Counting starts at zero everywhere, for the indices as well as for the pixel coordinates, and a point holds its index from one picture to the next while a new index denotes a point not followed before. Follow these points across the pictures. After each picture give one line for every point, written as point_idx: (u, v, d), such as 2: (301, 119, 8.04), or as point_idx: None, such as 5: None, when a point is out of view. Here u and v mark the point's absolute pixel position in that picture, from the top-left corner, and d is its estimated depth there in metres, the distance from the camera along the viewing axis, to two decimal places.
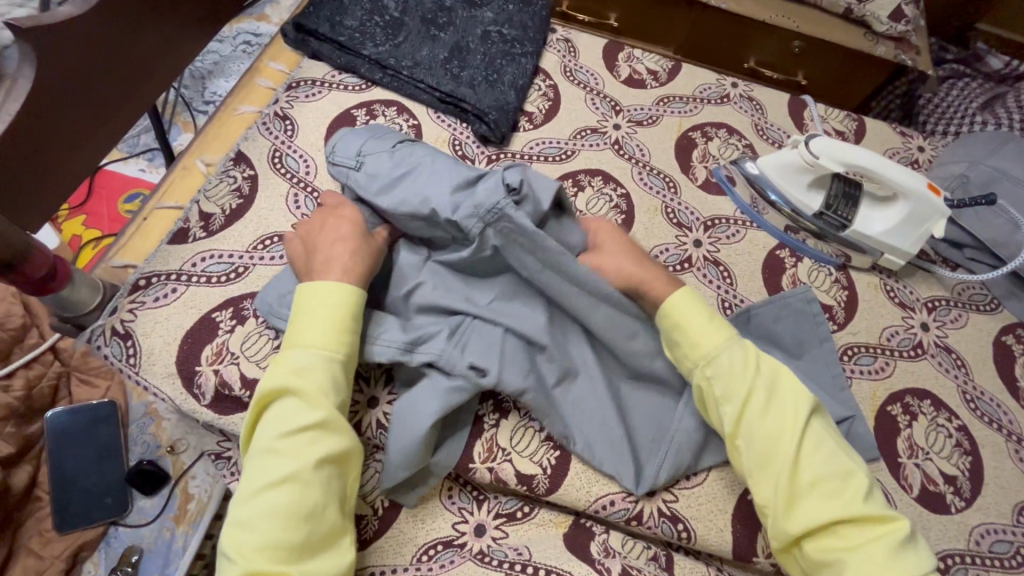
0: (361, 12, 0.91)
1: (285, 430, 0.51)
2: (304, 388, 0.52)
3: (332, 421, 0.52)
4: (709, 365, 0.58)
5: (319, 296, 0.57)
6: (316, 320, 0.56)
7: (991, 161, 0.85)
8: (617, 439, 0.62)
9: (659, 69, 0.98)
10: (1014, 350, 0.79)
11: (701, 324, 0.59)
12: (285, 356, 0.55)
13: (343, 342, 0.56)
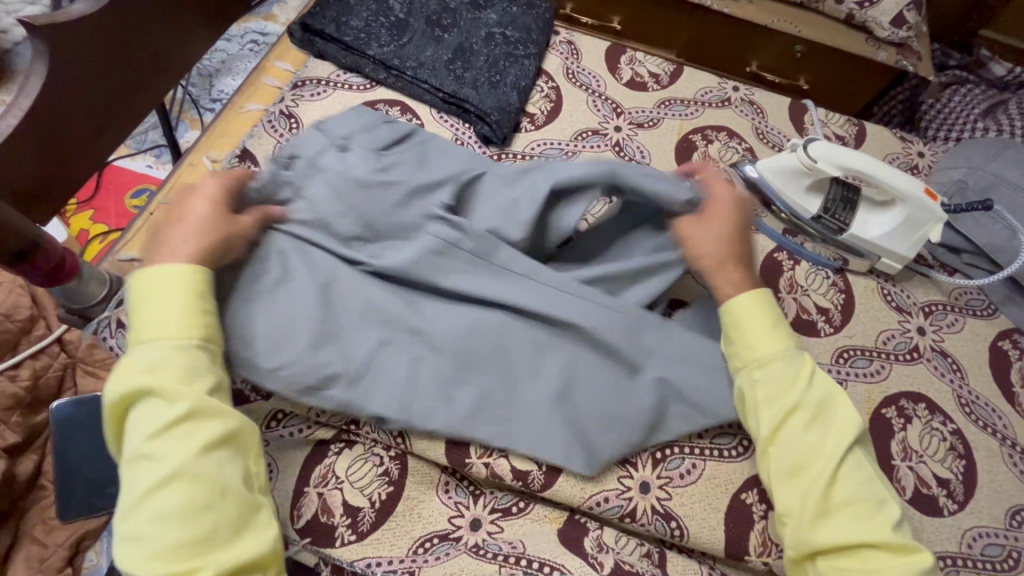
0: (367, 13, 0.92)
1: (149, 432, 0.47)
2: (157, 386, 0.48)
3: (200, 407, 0.49)
4: (760, 371, 0.59)
5: (160, 290, 0.52)
6: (158, 315, 0.51)
7: (990, 167, 0.85)
8: (562, 428, 0.61)
9: (661, 72, 0.99)
10: (1010, 355, 0.79)
11: (762, 329, 0.60)
12: (132, 358, 0.50)
13: (194, 324, 0.52)
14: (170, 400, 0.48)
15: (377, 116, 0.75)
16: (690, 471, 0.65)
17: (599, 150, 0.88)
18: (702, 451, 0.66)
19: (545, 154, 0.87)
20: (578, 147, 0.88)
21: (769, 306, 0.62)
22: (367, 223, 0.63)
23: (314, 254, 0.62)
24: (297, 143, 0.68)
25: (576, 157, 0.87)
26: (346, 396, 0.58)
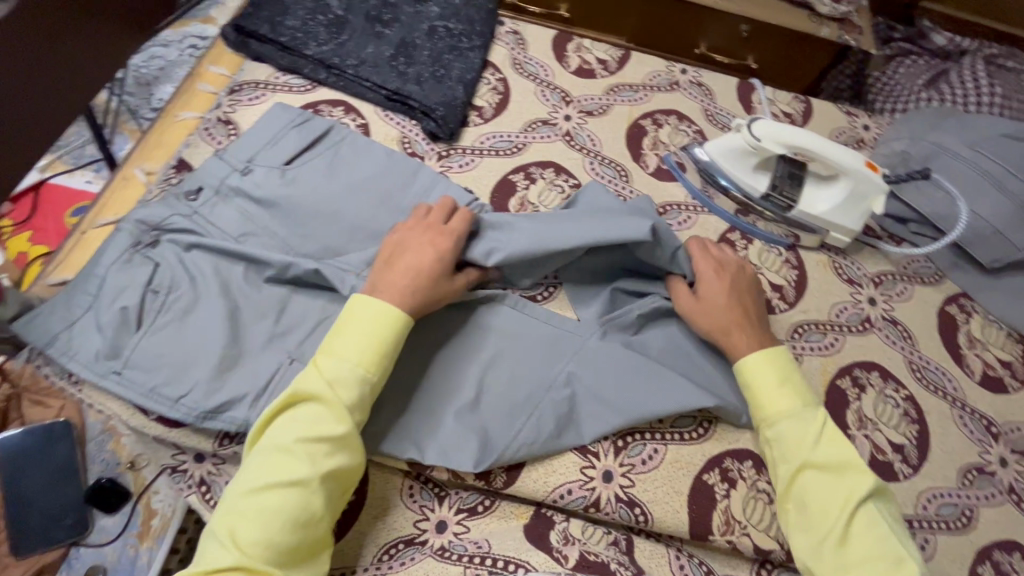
0: (303, 11, 0.89)
1: (302, 436, 0.51)
2: (331, 399, 0.53)
3: (352, 440, 0.53)
4: (771, 428, 0.61)
5: (368, 315, 0.57)
6: (359, 334, 0.56)
7: (930, 137, 0.87)
8: (473, 429, 0.63)
9: (608, 58, 0.99)
10: (958, 318, 0.81)
11: (773, 388, 0.63)
12: (321, 361, 0.55)
13: (383, 364, 0.56)
14: (335, 418, 0.52)
15: (284, 122, 0.77)
16: (652, 456, 0.66)
17: (548, 140, 0.87)
18: (663, 435, 0.67)
19: (494, 148, 0.86)
20: (527, 139, 0.87)
21: (784, 362, 0.64)
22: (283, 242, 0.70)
23: (209, 277, 0.66)
24: (199, 174, 0.72)
25: (527, 149, 0.86)
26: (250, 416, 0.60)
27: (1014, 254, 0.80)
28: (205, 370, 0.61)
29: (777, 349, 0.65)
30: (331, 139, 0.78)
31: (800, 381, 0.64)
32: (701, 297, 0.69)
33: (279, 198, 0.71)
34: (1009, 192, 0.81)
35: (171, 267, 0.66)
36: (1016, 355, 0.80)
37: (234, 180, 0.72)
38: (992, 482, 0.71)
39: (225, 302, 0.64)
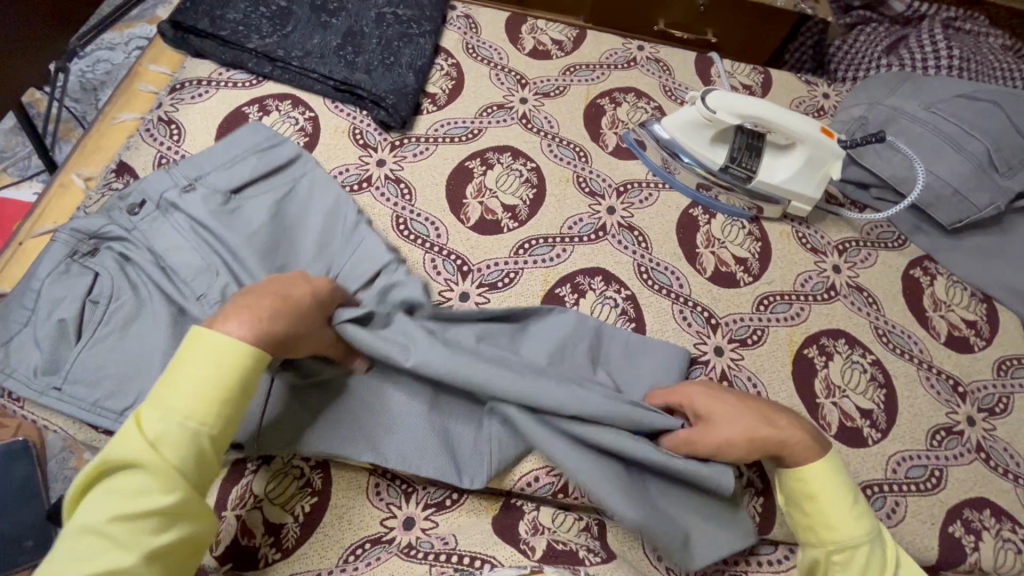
0: (244, 4, 0.86)
1: (119, 514, 0.42)
2: (154, 464, 0.44)
3: (184, 508, 0.44)
4: (844, 555, 0.54)
5: (206, 355, 0.47)
6: (190, 380, 0.47)
7: (888, 101, 0.86)
8: (433, 436, 0.62)
9: (564, 38, 0.97)
10: (922, 281, 0.81)
11: (845, 511, 0.54)
12: (142, 417, 0.45)
13: (224, 413, 0.47)
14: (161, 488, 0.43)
15: (248, 146, 0.74)
16: None
17: (505, 124, 0.86)
18: None
19: (449, 134, 0.84)
20: (483, 124, 0.85)
21: (842, 475, 0.57)
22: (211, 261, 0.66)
23: (155, 283, 0.64)
24: (143, 185, 0.69)
25: (483, 134, 0.84)
26: None
27: (975, 214, 0.79)
28: (152, 382, 0.59)
29: (832, 454, 0.58)
30: (289, 173, 0.74)
31: (862, 495, 0.57)
32: (710, 421, 0.58)
33: (220, 223, 0.67)
34: (967, 151, 0.80)
35: (112, 276, 0.63)
36: (980, 314, 0.80)
37: (173, 195, 0.69)
38: (961, 441, 0.71)
39: (169, 308, 0.62)
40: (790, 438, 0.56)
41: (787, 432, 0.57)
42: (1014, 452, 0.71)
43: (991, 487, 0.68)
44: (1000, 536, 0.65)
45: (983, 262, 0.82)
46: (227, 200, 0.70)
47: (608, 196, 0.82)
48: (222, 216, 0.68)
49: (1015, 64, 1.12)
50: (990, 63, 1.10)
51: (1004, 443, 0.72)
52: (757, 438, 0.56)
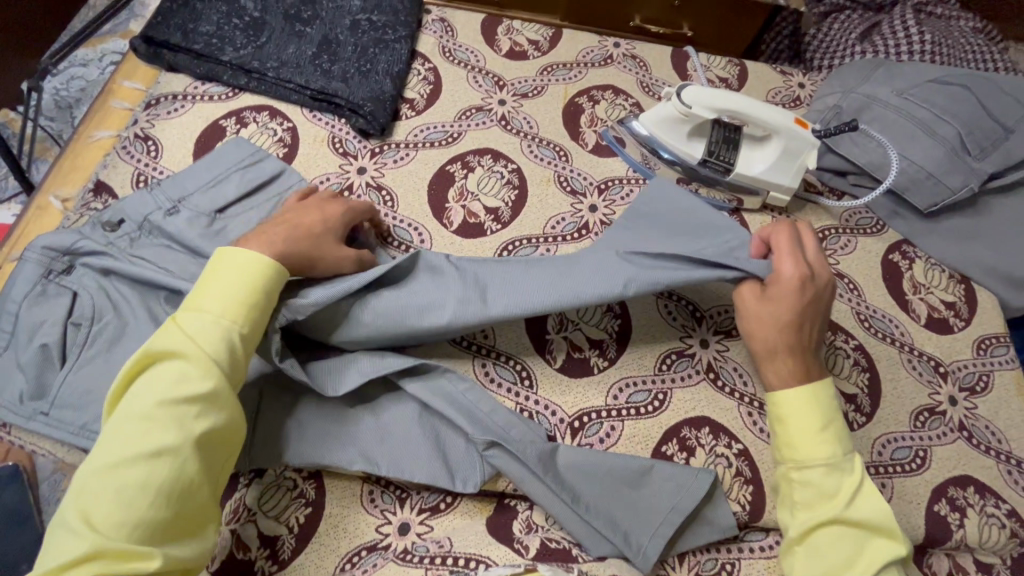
0: (216, 15, 0.85)
1: (164, 398, 0.46)
2: (194, 354, 0.48)
3: (224, 397, 0.49)
4: (801, 472, 0.55)
5: (232, 267, 0.54)
6: (225, 287, 0.53)
7: (862, 89, 0.87)
8: (424, 442, 0.62)
9: (540, 38, 0.97)
10: (901, 265, 0.82)
11: (811, 432, 0.55)
12: (181, 318, 0.51)
13: (250, 315, 0.53)
14: (201, 373, 0.48)
15: (232, 163, 0.74)
16: (609, 434, 0.66)
17: (484, 127, 0.86)
18: (619, 412, 0.67)
19: (428, 139, 0.84)
20: (463, 127, 0.85)
21: (829, 403, 0.57)
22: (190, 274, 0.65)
23: (136, 303, 0.63)
24: (124, 206, 0.69)
25: (463, 137, 0.85)
26: None
27: (950, 197, 0.81)
28: None
29: (824, 386, 0.57)
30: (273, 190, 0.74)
31: (841, 425, 0.56)
32: (770, 296, 0.60)
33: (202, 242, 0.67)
34: (939, 136, 0.82)
35: (92, 295, 0.63)
36: (959, 295, 0.81)
37: (157, 218, 0.69)
38: (943, 421, 0.72)
39: (153, 326, 0.62)
40: (779, 363, 0.59)
41: (778, 358, 0.59)
42: (995, 429, 0.73)
43: (974, 465, 0.69)
44: (984, 512, 0.67)
45: (959, 244, 0.83)
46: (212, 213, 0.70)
47: (590, 194, 0.82)
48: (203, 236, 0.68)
49: (986, 47, 1.14)
50: (962, 47, 1.11)
51: (985, 421, 0.73)
52: (761, 331, 0.60)
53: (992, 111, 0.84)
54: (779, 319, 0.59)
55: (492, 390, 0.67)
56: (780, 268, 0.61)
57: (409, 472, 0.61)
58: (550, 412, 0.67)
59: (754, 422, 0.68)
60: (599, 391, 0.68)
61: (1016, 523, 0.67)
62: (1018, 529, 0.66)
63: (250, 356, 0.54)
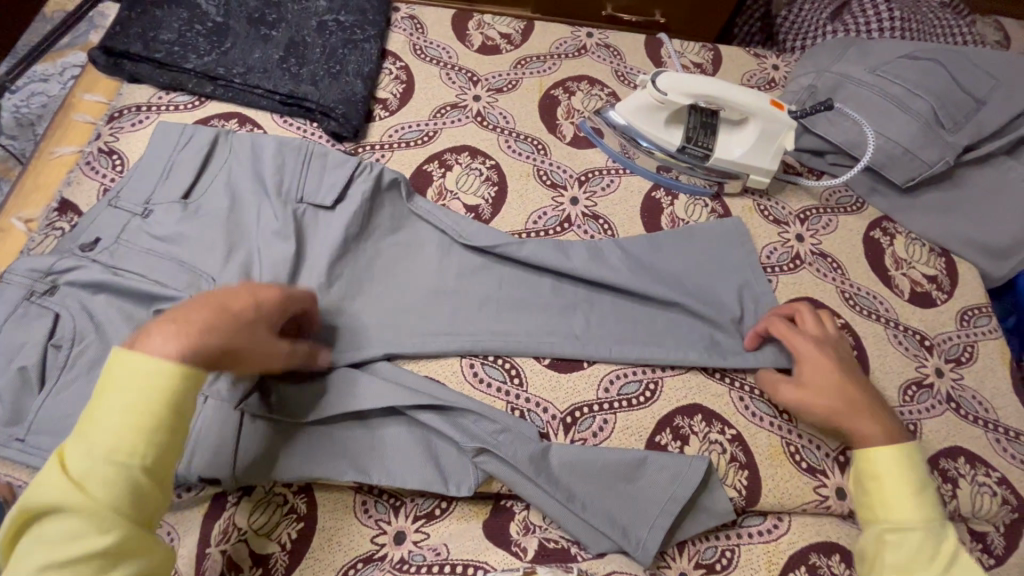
0: (177, 22, 0.82)
1: (51, 564, 0.39)
2: (84, 506, 0.40)
3: (128, 547, 0.41)
4: (891, 533, 0.52)
5: (130, 380, 0.44)
6: (113, 411, 0.43)
7: (836, 68, 0.87)
8: (416, 451, 0.62)
9: (512, 31, 0.95)
10: (882, 242, 0.83)
11: (908, 496, 0.54)
12: (68, 453, 0.42)
13: (156, 443, 0.44)
14: (92, 532, 0.40)
15: (199, 160, 0.72)
16: (602, 427, 0.66)
17: (460, 124, 0.84)
18: (611, 405, 0.67)
19: (404, 139, 0.83)
20: (438, 125, 0.84)
21: (918, 478, 0.55)
22: (174, 279, 0.65)
23: (119, 322, 0.61)
24: (97, 223, 0.68)
25: (438, 136, 0.83)
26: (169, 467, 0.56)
27: (926, 170, 0.81)
28: None
29: (911, 447, 0.57)
30: (247, 184, 0.72)
31: (934, 498, 0.55)
32: (801, 376, 0.63)
33: (175, 239, 0.67)
34: (913, 110, 0.82)
35: (75, 317, 0.61)
36: (940, 268, 0.82)
37: (136, 225, 0.68)
38: (932, 394, 0.73)
39: None
40: (842, 424, 0.60)
41: (837, 412, 0.60)
42: (982, 399, 0.73)
43: (963, 435, 0.70)
44: (976, 481, 0.67)
45: (938, 218, 0.84)
46: (191, 209, 0.70)
47: (570, 186, 0.82)
48: (182, 241, 0.67)
49: (953, 21, 1.15)
50: (930, 22, 1.12)
51: (972, 391, 0.74)
52: (812, 408, 0.62)
53: (964, 83, 0.84)
54: (821, 395, 0.61)
55: (480, 391, 0.67)
56: (798, 348, 0.64)
57: (401, 481, 0.60)
58: (541, 409, 0.66)
59: (745, 407, 0.68)
60: (590, 385, 0.68)
61: (1007, 490, 0.67)
62: (1010, 497, 0.67)
63: (167, 481, 0.45)
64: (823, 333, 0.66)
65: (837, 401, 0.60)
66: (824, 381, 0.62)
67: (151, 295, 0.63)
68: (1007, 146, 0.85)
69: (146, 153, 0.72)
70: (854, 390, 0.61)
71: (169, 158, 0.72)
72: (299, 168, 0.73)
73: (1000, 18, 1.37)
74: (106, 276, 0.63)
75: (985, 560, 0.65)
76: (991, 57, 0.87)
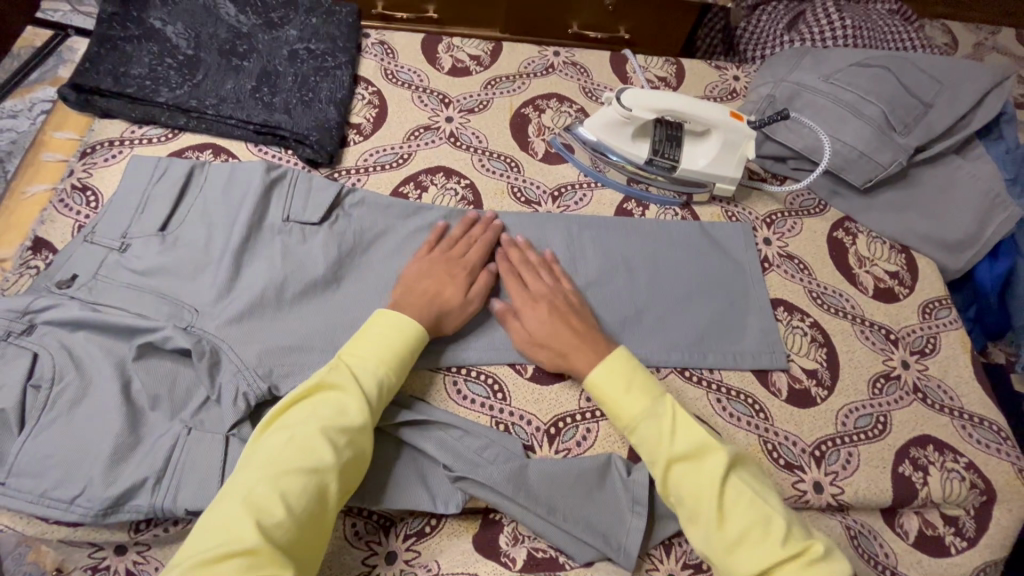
0: (148, 56, 0.83)
1: (327, 425, 0.55)
2: (357, 395, 0.58)
3: (368, 433, 0.58)
4: (632, 434, 0.61)
5: (382, 324, 0.64)
6: (372, 341, 0.63)
7: (792, 78, 0.91)
8: (410, 475, 0.62)
9: (480, 53, 0.98)
10: (845, 242, 0.86)
11: (621, 396, 0.63)
12: (344, 360, 0.61)
13: (395, 374, 0.62)
14: (356, 413, 0.57)
15: (175, 191, 0.73)
16: (585, 437, 0.67)
17: (433, 145, 0.86)
18: (593, 414, 0.69)
19: (379, 163, 0.84)
20: (412, 147, 0.86)
21: (625, 367, 0.64)
22: (155, 313, 0.65)
23: (99, 359, 0.61)
24: (74, 260, 0.68)
25: (412, 158, 0.85)
26: (152, 502, 0.56)
27: (882, 171, 0.85)
28: (98, 464, 0.56)
29: (616, 355, 0.65)
30: (224, 213, 0.72)
31: (647, 378, 0.65)
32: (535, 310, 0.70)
33: (154, 273, 0.68)
34: (865, 115, 0.86)
35: (54, 356, 0.61)
36: (901, 264, 0.86)
37: (114, 260, 0.68)
38: (899, 385, 0.76)
39: (116, 382, 0.60)
40: (578, 350, 0.67)
41: (575, 344, 0.67)
42: (946, 387, 0.77)
43: (930, 424, 0.73)
44: (945, 468, 0.70)
45: (896, 217, 0.88)
46: (169, 240, 0.70)
47: (544, 202, 0.84)
48: (162, 274, 0.68)
49: (902, 27, 1.20)
50: (881, 29, 1.17)
51: (937, 381, 0.77)
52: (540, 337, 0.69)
53: (913, 88, 0.88)
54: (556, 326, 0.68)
55: (464, 408, 0.68)
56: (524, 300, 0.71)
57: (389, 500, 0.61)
58: (526, 422, 0.67)
59: (723, 408, 0.70)
60: (572, 395, 0.69)
61: (975, 475, 0.70)
62: (977, 481, 0.70)
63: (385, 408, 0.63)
64: (550, 288, 0.72)
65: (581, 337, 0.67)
66: (551, 321, 0.69)
67: (130, 330, 0.63)
68: (955, 145, 0.89)
69: (122, 186, 0.73)
70: (578, 326, 0.68)
71: (146, 191, 0.73)
72: (284, 199, 0.74)
73: (947, 22, 1.44)
74: (84, 313, 0.63)
75: (957, 543, 0.67)
76: (935, 61, 0.91)
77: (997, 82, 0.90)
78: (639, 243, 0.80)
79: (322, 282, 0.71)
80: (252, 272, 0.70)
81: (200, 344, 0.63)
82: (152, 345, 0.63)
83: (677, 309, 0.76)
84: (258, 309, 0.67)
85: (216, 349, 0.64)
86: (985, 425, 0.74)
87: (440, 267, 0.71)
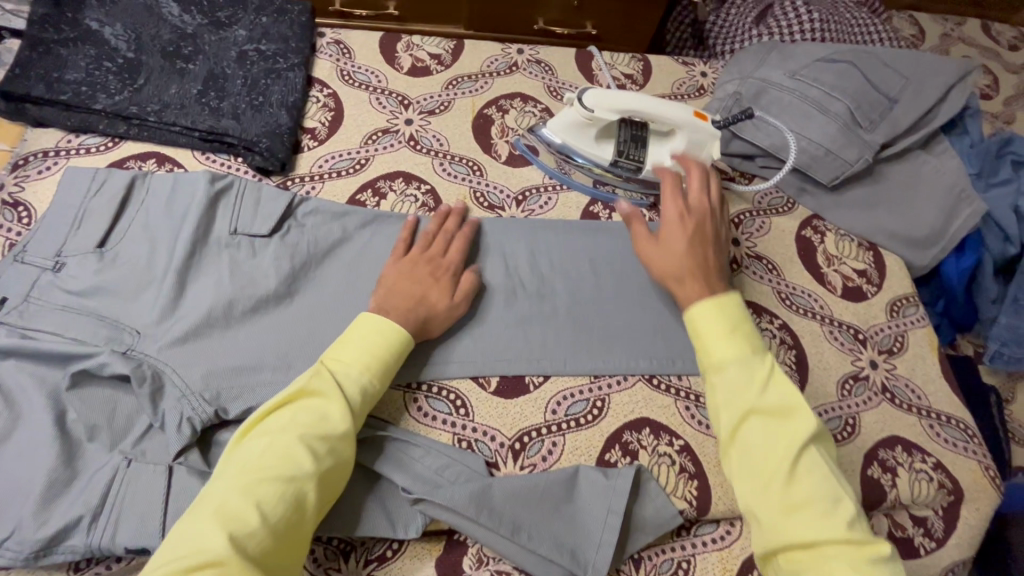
0: (84, 60, 0.78)
1: (307, 433, 0.53)
2: (340, 401, 0.56)
3: (350, 441, 0.56)
4: (717, 376, 0.58)
5: (366, 327, 0.61)
6: (356, 345, 0.60)
7: (758, 74, 0.90)
8: (370, 499, 0.60)
9: (441, 51, 0.94)
10: (814, 240, 0.85)
11: (720, 336, 0.60)
12: (326, 364, 0.59)
13: (379, 380, 0.60)
14: (338, 420, 0.55)
15: (113, 204, 0.69)
16: (551, 451, 0.65)
17: (392, 149, 0.83)
18: (559, 427, 0.67)
19: (335, 169, 0.80)
20: (370, 152, 0.83)
21: (733, 311, 0.61)
22: (92, 337, 0.61)
23: (30, 390, 0.58)
24: (4, 282, 0.64)
25: (371, 163, 0.82)
26: (87, 541, 0.53)
27: (849, 169, 0.84)
28: (29, 503, 0.53)
29: (728, 297, 0.62)
30: (167, 227, 0.69)
31: (748, 329, 0.61)
32: (661, 242, 0.69)
33: (91, 294, 0.64)
34: (831, 112, 0.85)
35: None
36: (869, 262, 0.85)
37: (48, 281, 0.64)
38: (868, 386, 0.75)
39: (49, 414, 0.57)
40: (687, 284, 0.65)
41: (685, 278, 0.66)
42: (914, 385, 0.76)
43: (899, 424, 0.73)
44: (914, 469, 0.70)
45: (865, 213, 0.87)
46: (108, 258, 0.66)
47: (508, 206, 0.81)
48: (100, 294, 0.64)
49: (869, 21, 1.19)
50: (848, 22, 1.16)
51: (905, 379, 0.77)
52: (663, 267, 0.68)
53: (878, 83, 0.87)
54: (672, 256, 0.68)
55: (425, 425, 0.65)
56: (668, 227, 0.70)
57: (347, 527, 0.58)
58: (489, 437, 0.65)
59: (691, 416, 0.69)
60: (537, 408, 0.67)
61: (943, 475, 0.70)
62: (945, 481, 0.70)
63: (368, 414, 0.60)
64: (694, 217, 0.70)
65: (700, 271, 0.66)
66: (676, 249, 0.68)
67: (64, 356, 0.59)
68: (921, 140, 0.89)
69: (56, 201, 0.68)
70: (703, 256, 0.67)
71: (81, 205, 0.68)
72: (230, 211, 0.71)
73: (915, 14, 1.44)
74: (13, 341, 0.59)
75: (926, 544, 0.67)
76: (901, 56, 0.90)
77: (960, 76, 0.90)
78: (605, 248, 0.78)
79: (273, 298, 0.68)
80: (198, 290, 0.66)
81: (140, 369, 0.60)
82: (88, 371, 0.59)
83: (643, 315, 0.74)
84: (204, 329, 0.64)
85: (159, 374, 0.61)
86: (953, 423, 0.74)
87: (426, 268, 0.69)
